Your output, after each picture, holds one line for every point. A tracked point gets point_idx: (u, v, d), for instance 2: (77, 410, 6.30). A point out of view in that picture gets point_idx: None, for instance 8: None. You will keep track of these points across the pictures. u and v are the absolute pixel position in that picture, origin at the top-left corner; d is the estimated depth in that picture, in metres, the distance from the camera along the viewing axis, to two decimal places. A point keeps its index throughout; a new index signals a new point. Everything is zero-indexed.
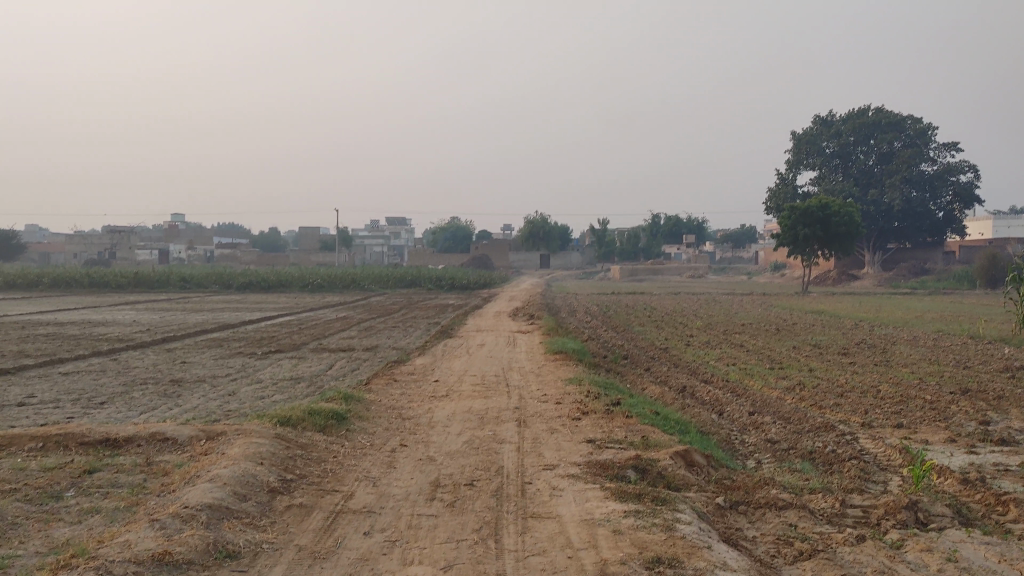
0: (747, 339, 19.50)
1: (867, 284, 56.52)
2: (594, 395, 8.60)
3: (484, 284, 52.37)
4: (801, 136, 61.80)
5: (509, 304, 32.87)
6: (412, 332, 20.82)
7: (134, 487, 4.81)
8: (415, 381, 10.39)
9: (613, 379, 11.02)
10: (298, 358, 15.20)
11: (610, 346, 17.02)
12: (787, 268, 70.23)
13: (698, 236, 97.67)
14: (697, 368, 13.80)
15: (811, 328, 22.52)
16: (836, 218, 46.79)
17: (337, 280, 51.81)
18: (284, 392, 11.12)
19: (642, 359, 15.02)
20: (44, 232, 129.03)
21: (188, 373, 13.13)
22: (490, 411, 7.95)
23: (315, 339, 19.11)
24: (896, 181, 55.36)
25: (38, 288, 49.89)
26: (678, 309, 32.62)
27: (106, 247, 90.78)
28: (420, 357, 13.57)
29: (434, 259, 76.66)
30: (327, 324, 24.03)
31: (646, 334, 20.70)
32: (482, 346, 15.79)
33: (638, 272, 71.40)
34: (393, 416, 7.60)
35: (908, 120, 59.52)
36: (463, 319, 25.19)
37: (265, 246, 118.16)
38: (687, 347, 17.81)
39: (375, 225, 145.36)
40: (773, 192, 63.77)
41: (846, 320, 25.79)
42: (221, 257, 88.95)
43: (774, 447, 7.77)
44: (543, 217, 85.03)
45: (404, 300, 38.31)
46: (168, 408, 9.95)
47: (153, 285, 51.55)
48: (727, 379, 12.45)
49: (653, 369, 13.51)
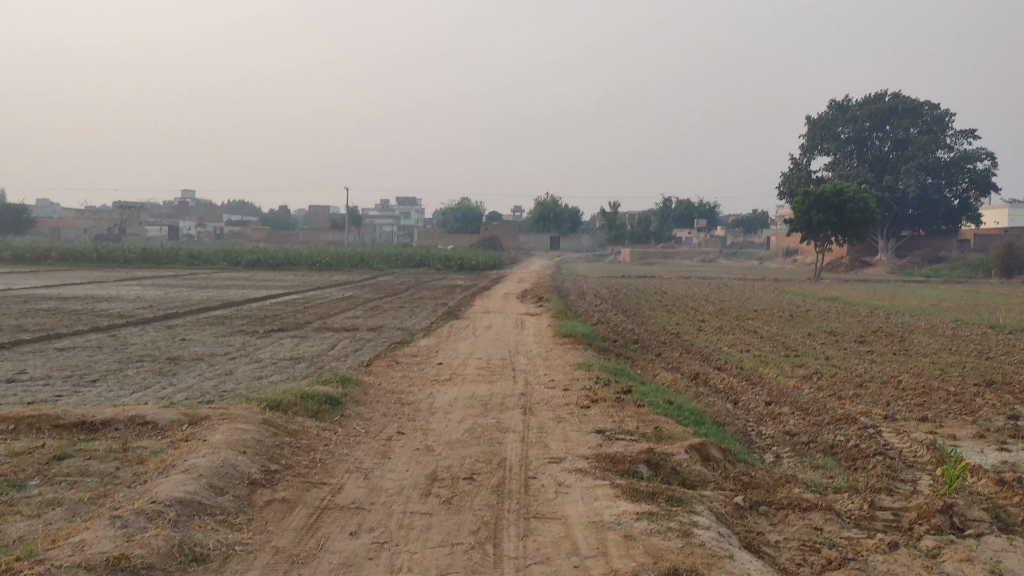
0: (761, 325, 19.05)
1: (880, 271, 55.88)
2: (604, 382, 8.19)
3: (493, 264, 51.96)
4: (817, 120, 61.01)
5: (518, 285, 32.47)
6: (418, 313, 20.44)
7: (104, 476, 4.44)
8: (418, 363, 10.01)
9: (623, 365, 10.61)
10: (300, 337, 14.84)
11: (619, 330, 16.60)
12: (799, 254, 69.59)
13: (709, 221, 96.91)
14: (710, 354, 13.37)
15: (826, 315, 22.05)
16: (851, 204, 46.11)
17: (346, 259, 51.49)
18: (282, 372, 10.75)
19: (653, 344, 14.60)
20: (56, 207, 129.17)
21: (186, 351, 12.78)
22: (494, 396, 7.55)
23: (319, 317, 18.74)
24: (912, 168, 54.61)
25: (46, 262, 49.72)
26: (689, 293, 32.14)
27: (116, 222, 90.69)
28: (425, 339, 13.18)
29: (444, 240, 76.26)
30: (333, 303, 23.68)
31: (656, 319, 20.28)
32: (489, 328, 15.39)
33: (649, 256, 70.85)
34: (391, 400, 7.21)
35: (926, 105, 58.60)
36: (470, 299, 24.82)
37: (275, 225, 117.94)
38: (699, 332, 17.38)
39: (386, 205, 145.00)
40: (786, 176, 63.08)
41: (861, 308, 25.30)
42: (231, 234, 88.82)
43: (792, 440, 7.36)
44: (554, 199, 84.46)
45: (412, 279, 38.00)
46: (161, 387, 9.60)
47: (161, 261, 51.32)
48: (741, 367, 12.02)
49: (665, 355, 13.10)
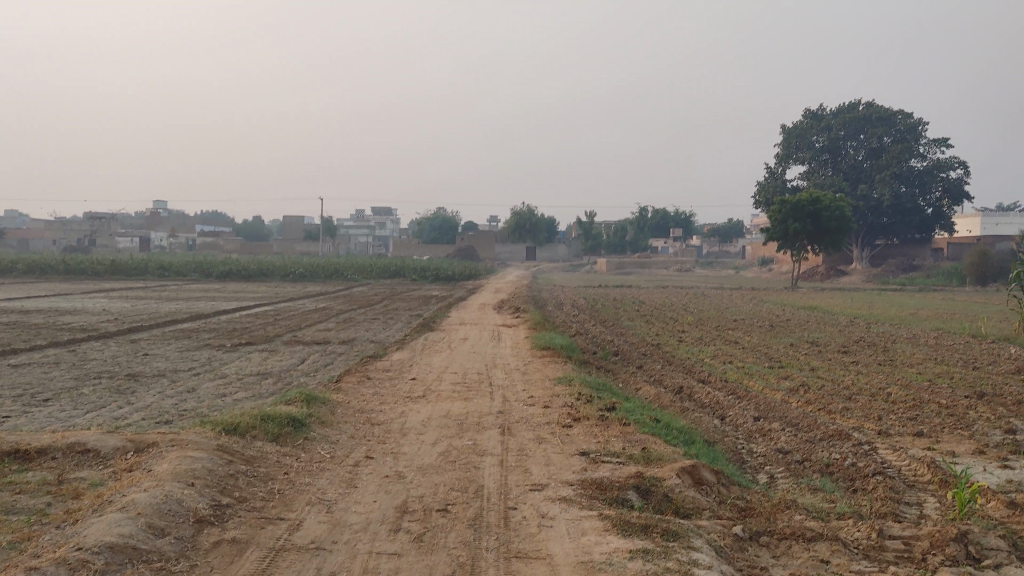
0: (743, 335, 18.73)
1: (855, 280, 56.01)
2: (587, 398, 7.77)
3: (469, 275, 51.52)
4: (792, 129, 61.16)
5: (495, 296, 32.04)
6: (392, 324, 19.95)
7: (32, 514, 3.95)
8: (391, 379, 9.55)
9: (604, 379, 10.20)
10: (269, 352, 14.31)
11: (598, 342, 16.18)
12: (775, 263, 69.70)
13: (685, 230, 97.01)
14: (692, 366, 12.99)
15: (806, 325, 21.80)
16: (827, 213, 46.13)
17: (320, 270, 50.82)
18: (249, 390, 10.24)
19: (633, 356, 14.22)
20: (24, 218, 127.19)
21: (148, 367, 12.22)
22: (470, 415, 7.11)
23: (290, 330, 18.19)
24: (886, 176, 54.79)
25: (12, 275, 48.68)
26: (667, 303, 31.88)
27: (86, 234, 89.35)
28: (398, 352, 12.71)
29: (420, 250, 75.69)
30: (306, 315, 23.11)
31: (636, 329, 19.92)
32: (465, 340, 14.94)
33: (625, 266, 70.68)
34: (360, 421, 6.74)
35: (899, 114, 58.86)
36: (446, 310, 24.38)
37: (249, 235, 116.83)
38: (680, 343, 17.00)
39: (361, 215, 144.19)
40: (761, 185, 63.16)
41: (841, 317, 25.08)
42: (204, 245, 87.71)
43: (785, 459, 6.97)
44: (530, 209, 84.18)
45: (387, 290, 37.42)
46: (117, 406, 9.06)
47: (131, 273, 50.40)
48: (726, 380, 11.64)
49: (646, 368, 12.71)
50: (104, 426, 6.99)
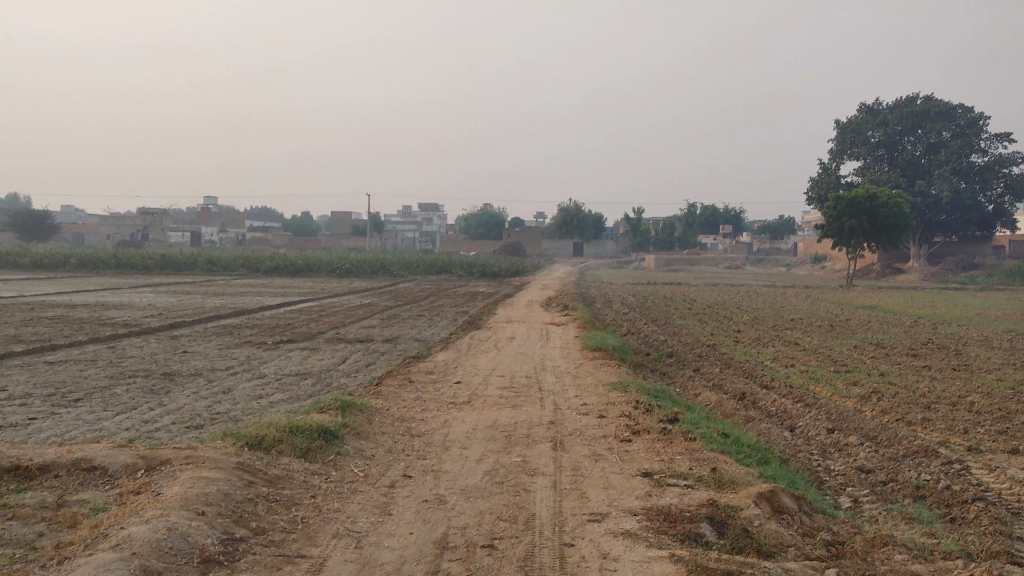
0: (803, 336, 17.89)
1: (912, 278, 54.40)
2: (645, 408, 7.12)
3: (516, 271, 51.00)
4: (847, 124, 59.60)
5: (542, 293, 31.42)
6: (437, 322, 19.42)
7: (20, 546, 3.44)
8: (433, 382, 9.00)
9: (661, 384, 9.54)
10: (311, 350, 13.85)
11: (651, 342, 15.51)
12: (828, 260, 68.07)
13: (735, 227, 95.30)
14: (752, 370, 12.26)
15: (868, 326, 20.84)
16: (884, 210, 44.66)
17: (366, 265, 50.67)
18: (286, 391, 9.75)
19: (689, 358, 13.50)
20: (80, 213, 129.77)
21: (185, 365, 11.83)
22: (518, 425, 6.51)
23: (333, 327, 17.79)
24: (945, 172, 53.07)
25: (65, 268, 49.27)
26: (718, 301, 31.04)
27: (139, 228, 90.63)
28: (443, 352, 12.15)
29: (466, 245, 75.37)
30: (350, 310, 22.72)
31: (688, 329, 19.18)
32: (512, 340, 14.36)
33: (674, 262, 69.64)
34: (400, 432, 6.19)
35: (960, 107, 56.93)
36: (492, 308, 23.81)
37: (298, 230, 117.64)
38: (736, 344, 16.23)
39: (408, 211, 144.59)
40: (814, 181, 61.69)
41: (904, 317, 24.05)
42: (253, 240, 88.42)
43: (869, 478, 6.27)
44: (577, 204, 83.41)
45: (432, 287, 37.04)
46: (148, 409, 8.63)
47: (180, 267, 50.74)
48: (790, 385, 10.90)
49: (703, 370, 12.01)
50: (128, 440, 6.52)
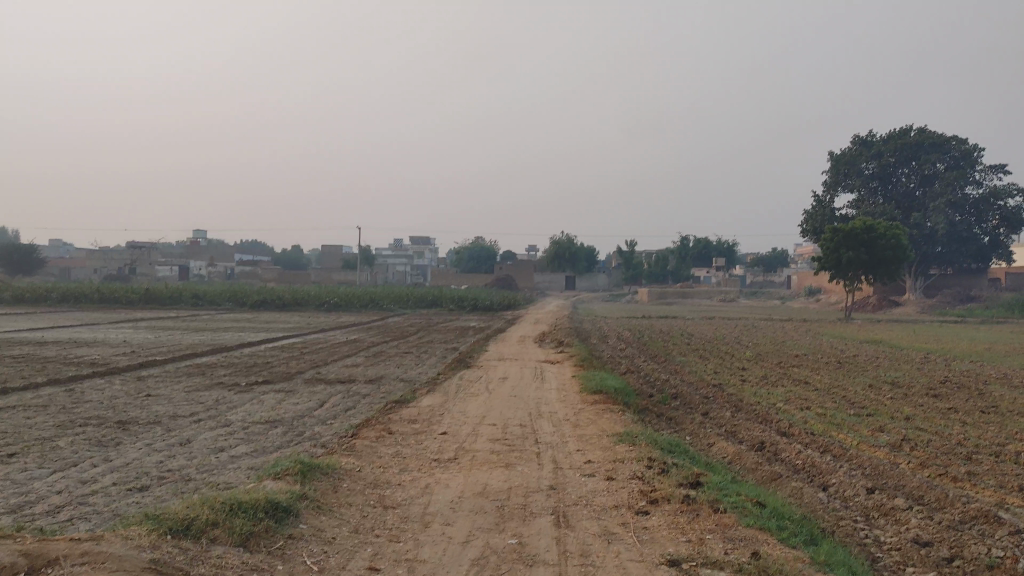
0: (813, 374, 16.87)
1: (910, 311, 53.65)
2: (662, 468, 6.12)
3: (508, 304, 50.07)
4: (840, 156, 59.09)
5: (535, 327, 30.40)
6: (425, 360, 18.36)
7: None
8: (418, 433, 7.98)
9: (671, 433, 8.53)
10: (286, 393, 12.77)
11: (653, 382, 14.49)
12: (823, 293, 67.36)
13: (729, 259, 94.54)
14: (767, 414, 11.25)
15: (878, 362, 19.86)
16: (881, 241, 43.92)
17: (355, 299, 49.62)
18: (251, 443, 8.67)
19: (696, 400, 12.49)
20: (69, 247, 128.58)
21: (144, 411, 10.76)
22: (513, 492, 5.50)
23: (314, 366, 16.73)
24: (940, 204, 52.46)
25: (46, 303, 48.12)
26: (717, 335, 30.14)
27: (126, 262, 89.56)
28: (429, 395, 11.10)
29: (457, 279, 74.45)
30: (334, 348, 21.62)
31: (691, 365, 18.17)
32: (505, 380, 13.35)
33: (667, 296, 68.75)
34: (369, 502, 5.16)
35: (954, 140, 56.42)
36: (484, 343, 22.84)
37: (288, 264, 116.60)
38: (744, 383, 15.24)
39: (400, 244, 143.85)
40: (808, 214, 61.02)
41: (912, 352, 23.09)
42: (242, 274, 87.30)
43: (932, 555, 5.27)
44: (569, 237, 82.72)
45: (422, 321, 36.08)
46: (90, 466, 7.57)
47: (165, 302, 49.59)
48: (811, 431, 9.91)
49: (713, 415, 11.00)
50: (49, 521, 5.48)
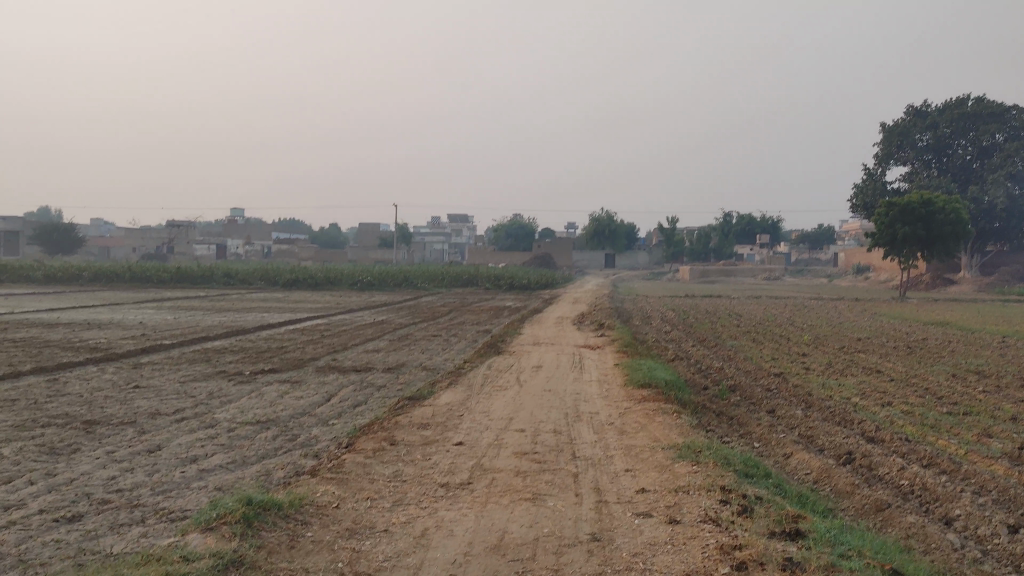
0: (886, 362, 15.04)
1: (967, 289, 51.15)
2: (743, 509, 4.53)
3: (545, 283, 48.53)
4: (892, 128, 56.45)
5: (574, 307, 28.80)
6: (454, 344, 16.86)
7: None
8: (427, 444, 6.47)
9: (741, 446, 6.92)
10: (292, 384, 11.36)
11: (706, 372, 12.85)
12: (873, 270, 64.82)
13: (773, 237, 91.73)
14: (845, 413, 9.57)
15: (951, 347, 17.97)
16: (940, 216, 41.54)
17: (388, 278, 48.32)
18: (232, 453, 7.23)
19: (758, 394, 10.86)
20: (109, 226, 129.12)
21: (122, 407, 9.36)
22: (542, 548, 3.96)
23: (331, 352, 15.32)
24: (1000, 176, 49.74)
25: (77, 282, 47.46)
26: (768, 315, 28.32)
27: (164, 241, 89.44)
28: (450, 390, 9.59)
29: (494, 257, 73.00)
30: (357, 331, 20.19)
31: (746, 351, 16.48)
32: (539, 370, 11.79)
33: (710, 274, 66.69)
34: (336, 568, 3.64)
35: (1014, 109, 53.42)
36: (517, 325, 21.31)
37: (325, 243, 116.00)
38: (808, 373, 13.53)
39: (437, 223, 142.85)
40: (859, 188, 58.46)
41: (986, 335, 21.12)
42: (279, 252, 86.61)
43: None
44: (608, 214, 80.75)
45: (456, 301, 34.66)
46: (23, 484, 6.16)
47: (197, 281, 48.73)
48: (903, 437, 8.23)
49: (782, 414, 9.35)
50: None
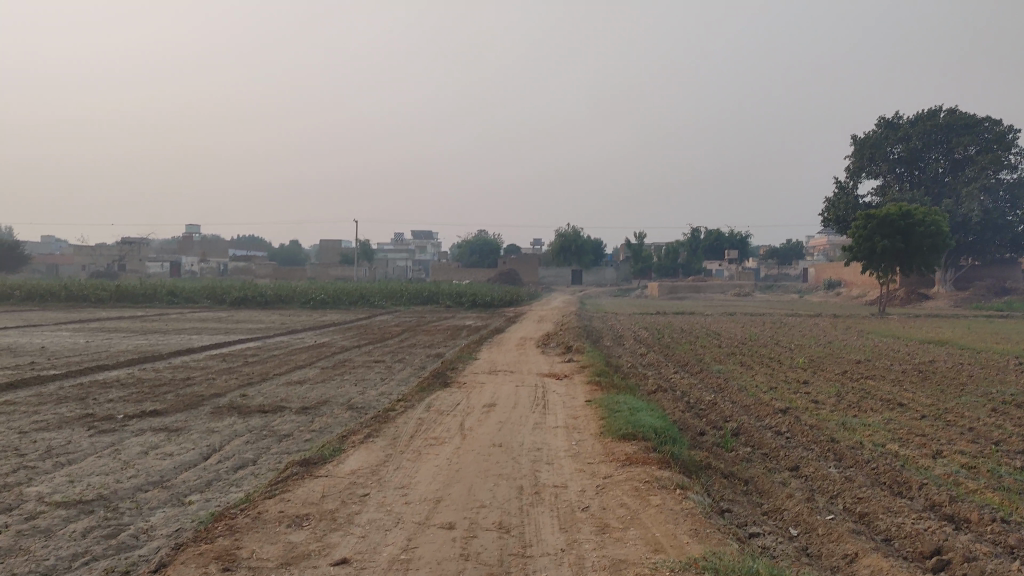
0: (903, 394, 12.69)
1: (943, 304, 49.53)
2: None
3: (510, 300, 46.10)
4: (864, 140, 54.71)
5: (538, 327, 26.30)
6: (396, 373, 14.30)
7: None
8: (286, 568, 3.95)
9: (788, 561, 4.49)
10: (169, 433, 8.73)
11: (697, 410, 10.43)
12: (844, 286, 63.12)
13: (742, 252, 89.90)
14: (896, 473, 7.17)
15: (967, 372, 15.70)
16: (919, 229, 39.68)
17: (344, 295, 45.62)
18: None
19: (771, 442, 8.44)
20: (61, 244, 124.58)
21: None
22: None
23: (243, 385, 12.70)
24: (974, 189, 48.05)
25: (7, 302, 44.10)
26: (746, 335, 26.08)
27: (115, 258, 85.71)
28: (368, 447, 7.04)
29: (457, 274, 70.49)
30: (289, 356, 17.51)
31: (737, 379, 14.08)
32: (495, 411, 9.30)
33: (679, 290, 64.68)
34: None
35: (987, 121, 51.71)
36: (474, 348, 18.85)
37: (285, 260, 112.56)
38: (819, 408, 11.17)
39: (400, 239, 139.85)
40: (831, 201, 56.63)
41: (997, 357, 18.89)
42: (235, 270, 83.48)
43: None
44: (575, 229, 78.40)
45: (413, 320, 32.03)
46: None
47: (138, 299, 45.65)
48: (992, 514, 5.86)
49: (815, 477, 6.94)
50: None
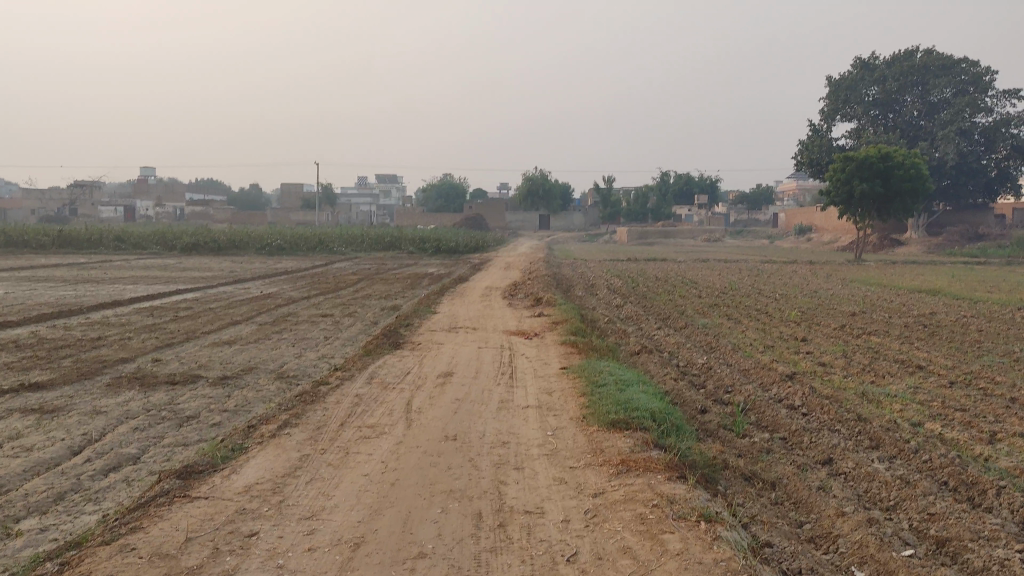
0: (917, 354, 11.19)
1: (916, 250, 48.50)
2: None
3: (476, 246, 44.33)
4: (839, 81, 52.97)
5: (505, 275, 24.64)
6: (341, 331, 12.56)
7: None
8: None
9: None
10: (41, 416, 6.95)
11: (691, 378, 8.84)
12: (815, 231, 61.99)
13: (711, 197, 88.50)
14: (962, 469, 5.62)
15: (974, 326, 14.25)
16: (898, 171, 38.27)
17: (302, 241, 43.53)
18: None
19: (789, 424, 6.83)
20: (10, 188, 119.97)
21: None
22: None
23: (158, 347, 10.86)
24: (950, 132, 46.61)
25: None
26: (725, 284, 24.58)
27: (66, 201, 82.41)
28: (283, 445, 5.34)
29: (421, 219, 68.37)
30: (226, 309, 15.67)
31: (727, 337, 12.49)
32: (451, 384, 7.61)
33: (648, 236, 63.21)
34: None
35: (964, 62, 50.06)
36: (433, 300, 17.11)
37: (246, 204, 109.43)
38: (832, 374, 9.57)
39: (364, 182, 137.05)
40: (805, 145, 55.01)
41: (997, 308, 17.49)
42: (192, 215, 80.57)
43: None
44: (543, 173, 76.35)
45: (372, 268, 30.21)
46: None
47: (83, 245, 43.16)
48: None
49: (861, 478, 5.39)
50: None
